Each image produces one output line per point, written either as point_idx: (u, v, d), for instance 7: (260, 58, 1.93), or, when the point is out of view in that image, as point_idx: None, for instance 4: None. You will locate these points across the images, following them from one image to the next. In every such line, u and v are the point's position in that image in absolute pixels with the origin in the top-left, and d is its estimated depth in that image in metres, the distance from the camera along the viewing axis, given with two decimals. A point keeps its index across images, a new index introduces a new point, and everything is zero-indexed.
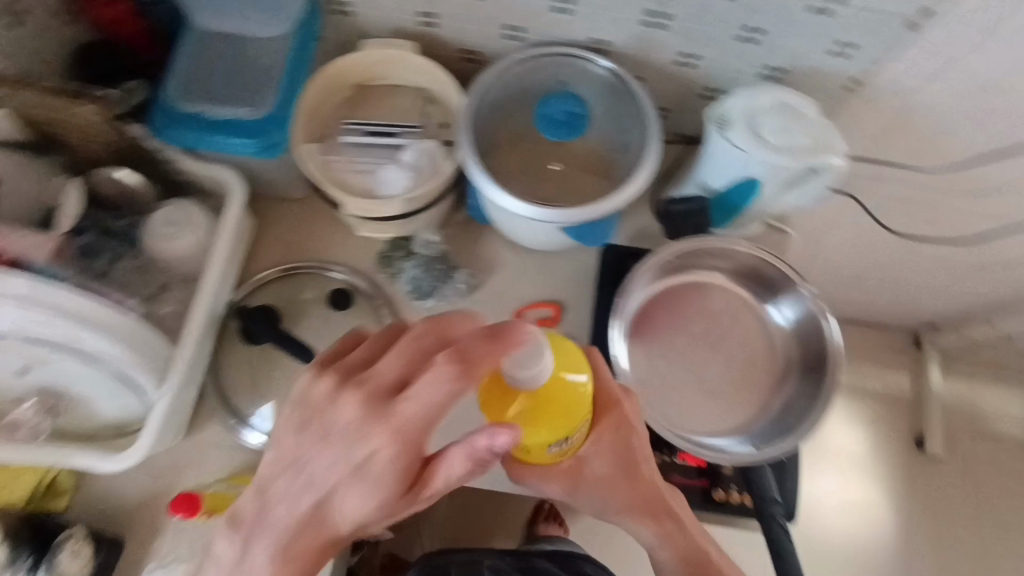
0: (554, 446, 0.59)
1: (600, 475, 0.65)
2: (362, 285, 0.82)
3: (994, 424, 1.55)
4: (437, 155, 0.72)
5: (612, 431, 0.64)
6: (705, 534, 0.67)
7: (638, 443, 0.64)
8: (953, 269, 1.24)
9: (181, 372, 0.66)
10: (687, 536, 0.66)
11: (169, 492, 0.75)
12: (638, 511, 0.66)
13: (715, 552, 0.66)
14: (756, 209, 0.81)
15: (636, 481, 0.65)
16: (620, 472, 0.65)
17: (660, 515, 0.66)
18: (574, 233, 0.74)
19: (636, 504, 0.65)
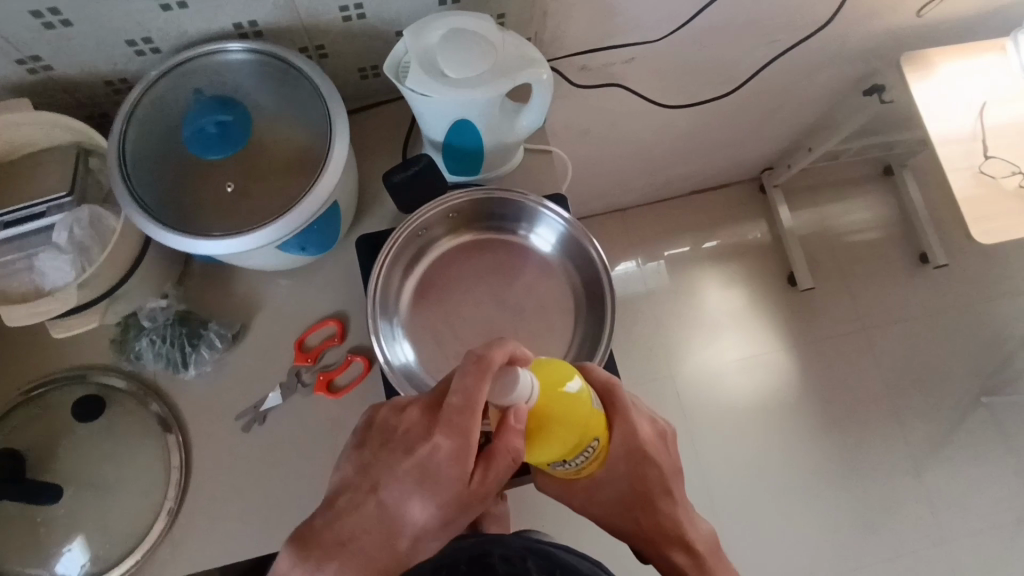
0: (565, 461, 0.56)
1: (611, 487, 0.64)
2: (109, 383, 0.73)
3: (849, 236, 1.67)
4: (102, 220, 0.62)
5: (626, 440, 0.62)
6: (679, 513, 0.66)
7: (641, 448, 0.63)
8: (753, 116, 1.26)
9: None
10: (666, 521, 0.65)
11: None
12: (631, 509, 0.64)
13: (686, 531, 0.65)
14: (500, 145, 0.74)
15: (640, 493, 0.64)
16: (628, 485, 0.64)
17: (644, 509, 0.64)
18: (294, 246, 0.66)
19: (637, 499, 0.64)
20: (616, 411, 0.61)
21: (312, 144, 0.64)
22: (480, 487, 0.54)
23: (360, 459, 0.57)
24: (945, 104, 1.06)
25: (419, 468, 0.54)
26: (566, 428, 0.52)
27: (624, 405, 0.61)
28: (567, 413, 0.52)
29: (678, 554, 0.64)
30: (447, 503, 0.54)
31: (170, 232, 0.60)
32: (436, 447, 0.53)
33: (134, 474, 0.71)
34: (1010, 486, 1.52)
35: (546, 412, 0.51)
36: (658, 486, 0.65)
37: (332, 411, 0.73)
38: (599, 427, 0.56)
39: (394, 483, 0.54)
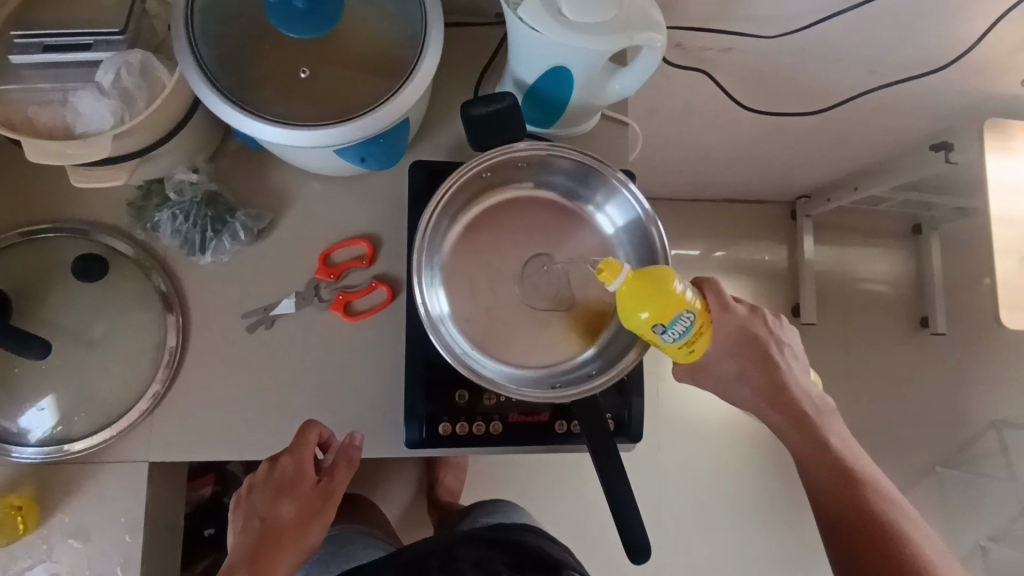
0: (678, 334, 0.57)
1: (720, 363, 0.67)
2: (116, 246, 0.68)
3: (862, 284, 1.67)
4: (152, 70, 0.56)
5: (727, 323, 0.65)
6: (786, 376, 0.68)
7: (737, 322, 0.66)
8: (816, 142, 1.22)
9: None
10: (773, 383, 0.68)
11: None
12: (742, 375, 0.68)
13: (792, 393, 0.68)
14: (585, 104, 0.69)
15: (749, 375, 0.67)
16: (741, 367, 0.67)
17: (754, 374, 0.68)
18: (352, 154, 0.61)
19: (744, 367, 0.68)
20: (710, 290, 0.64)
21: (398, 50, 0.59)
22: (322, 492, 0.66)
23: (234, 500, 0.67)
24: (1013, 184, 1.03)
25: (274, 487, 0.64)
26: (659, 294, 0.55)
27: (719, 289, 0.64)
28: (656, 282, 0.55)
29: (786, 418, 0.67)
30: (303, 508, 0.65)
31: (228, 103, 0.55)
32: (284, 471, 0.64)
33: (126, 346, 0.68)
34: None
35: (639, 283, 0.56)
36: (761, 352, 0.68)
37: (344, 333, 0.70)
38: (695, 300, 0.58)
39: (260, 507, 0.64)
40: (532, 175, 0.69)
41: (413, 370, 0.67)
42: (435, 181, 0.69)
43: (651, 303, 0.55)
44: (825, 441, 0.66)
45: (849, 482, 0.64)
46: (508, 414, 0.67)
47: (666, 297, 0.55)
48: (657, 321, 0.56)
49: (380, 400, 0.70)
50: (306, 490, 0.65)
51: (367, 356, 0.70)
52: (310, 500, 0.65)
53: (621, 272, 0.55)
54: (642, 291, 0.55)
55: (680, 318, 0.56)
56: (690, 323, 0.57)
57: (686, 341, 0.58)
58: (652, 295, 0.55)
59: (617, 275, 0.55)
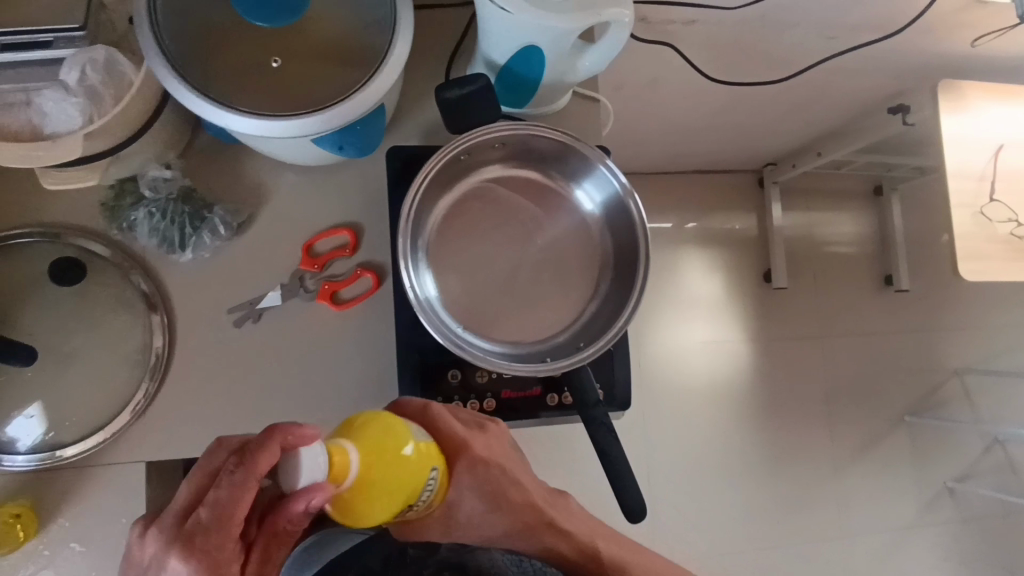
0: (417, 504, 0.53)
1: (468, 503, 0.60)
2: (91, 250, 0.67)
3: (830, 246, 1.73)
4: (118, 67, 0.55)
5: (469, 471, 0.60)
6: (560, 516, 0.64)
7: (498, 468, 0.61)
8: (782, 108, 1.26)
9: None
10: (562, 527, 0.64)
11: None
12: (512, 529, 0.62)
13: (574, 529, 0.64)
14: (556, 81, 0.70)
15: (510, 517, 0.62)
16: (495, 511, 0.61)
17: (536, 519, 0.63)
18: (329, 143, 0.60)
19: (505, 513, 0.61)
20: (459, 455, 0.59)
21: (369, 38, 0.59)
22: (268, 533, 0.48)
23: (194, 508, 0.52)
24: (966, 140, 1.08)
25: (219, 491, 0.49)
26: (402, 491, 0.49)
27: (449, 432, 0.59)
28: (400, 477, 0.49)
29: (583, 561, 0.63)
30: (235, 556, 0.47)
31: (200, 98, 0.54)
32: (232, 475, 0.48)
33: (109, 351, 0.67)
34: (910, 499, 1.68)
35: (378, 482, 0.47)
36: (538, 490, 0.65)
37: (331, 322, 0.70)
38: (436, 455, 0.56)
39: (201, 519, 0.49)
40: (507, 154, 0.69)
41: (405, 356, 0.68)
42: (412, 165, 0.70)
43: (393, 500, 0.49)
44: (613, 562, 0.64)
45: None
46: (501, 390, 0.69)
47: (411, 484, 0.50)
48: (405, 504, 0.51)
49: (376, 385, 0.70)
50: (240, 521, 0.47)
51: (357, 342, 0.71)
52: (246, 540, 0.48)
53: (350, 480, 0.46)
54: (394, 470, 0.48)
55: (426, 483, 0.53)
56: (434, 483, 0.54)
57: (422, 504, 0.54)
58: (397, 493, 0.49)
59: (348, 482, 0.46)
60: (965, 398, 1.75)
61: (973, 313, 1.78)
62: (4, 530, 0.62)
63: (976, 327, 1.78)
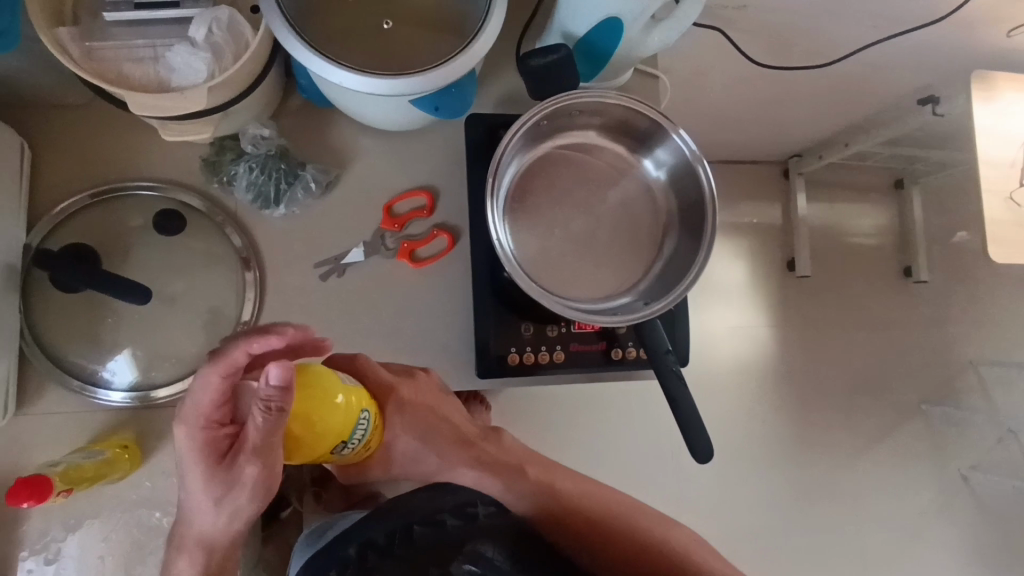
0: (347, 442, 0.60)
1: (400, 438, 0.75)
2: (191, 204, 0.71)
3: (851, 238, 1.77)
4: (238, 27, 0.59)
5: (399, 411, 0.73)
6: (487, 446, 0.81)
7: (426, 407, 0.74)
8: (815, 99, 1.30)
9: None
10: (489, 454, 0.80)
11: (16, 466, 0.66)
12: (450, 460, 0.78)
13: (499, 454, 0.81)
14: (626, 54, 0.75)
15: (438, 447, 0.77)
16: (426, 442, 0.77)
17: (467, 451, 0.80)
18: (426, 104, 0.64)
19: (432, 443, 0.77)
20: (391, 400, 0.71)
21: (467, 5, 0.63)
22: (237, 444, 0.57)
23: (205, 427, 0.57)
24: (998, 130, 1.12)
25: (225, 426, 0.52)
26: (332, 434, 0.56)
27: (375, 374, 0.70)
28: (328, 423, 0.55)
29: (512, 480, 0.79)
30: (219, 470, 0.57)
31: (315, 55, 0.58)
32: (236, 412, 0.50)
33: (206, 299, 0.71)
34: (926, 486, 1.72)
35: (310, 427, 0.54)
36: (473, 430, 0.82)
37: (411, 278, 0.74)
38: (366, 398, 0.63)
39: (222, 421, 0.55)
40: (581, 122, 0.73)
41: (483, 309, 0.72)
42: (491, 132, 0.74)
43: (324, 442, 0.56)
44: (546, 481, 0.80)
45: (597, 523, 0.79)
46: (570, 343, 0.73)
47: (340, 427, 0.56)
48: (338, 441, 0.58)
49: (452, 338, 0.75)
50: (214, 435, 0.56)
51: (435, 298, 0.75)
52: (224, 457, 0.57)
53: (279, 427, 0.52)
54: (326, 413, 0.54)
55: (357, 425, 0.60)
56: (365, 425, 0.61)
57: (354, 442, 0.62)
58: (326, 438, 0.55)
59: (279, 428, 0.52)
60: (980, 389, 1.79)
61: (989, 307, 1.82)
62: (113, 461, 0.65)
63: (992, 320, 1.82)
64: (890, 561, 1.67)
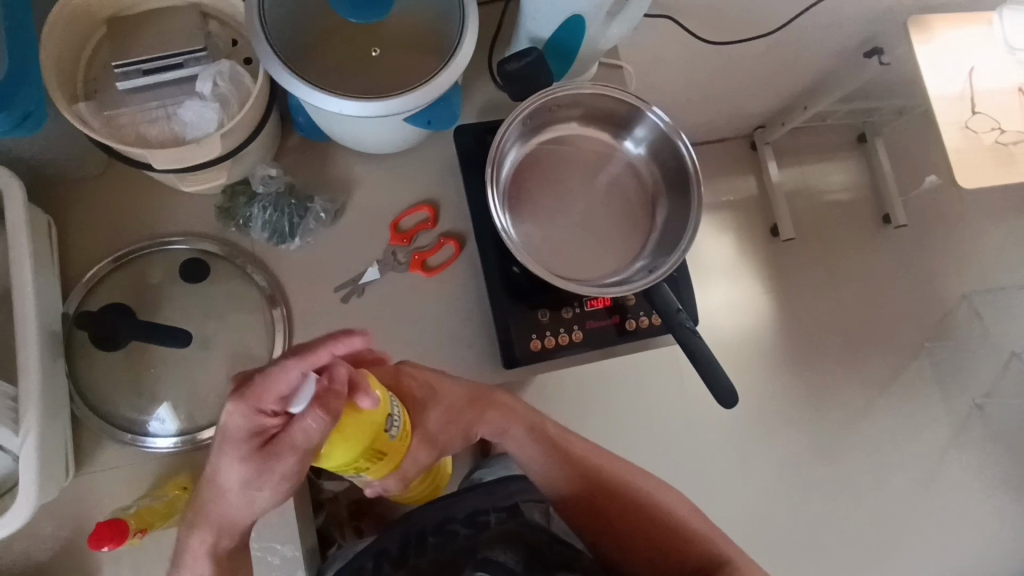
0: (391, 433, 0.59)
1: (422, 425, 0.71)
2: (210, 250, 0.75)
3: (826, 195, 1.85)
4: (240, 77, 0.64)
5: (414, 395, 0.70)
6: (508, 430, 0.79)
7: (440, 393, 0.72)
8: (766, 69, 1.38)
9: (38, 404, 0.61)
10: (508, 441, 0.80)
11: (84, 521, 0.69)
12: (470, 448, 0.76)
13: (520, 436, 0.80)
14: (591, 49, 0.80)
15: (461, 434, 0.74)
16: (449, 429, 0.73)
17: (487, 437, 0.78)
18: (420, 119, 0.69)
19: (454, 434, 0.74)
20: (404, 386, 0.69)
21: (444, 22, 0.68)
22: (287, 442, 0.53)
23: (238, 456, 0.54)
24: (942, 66, 1.19)
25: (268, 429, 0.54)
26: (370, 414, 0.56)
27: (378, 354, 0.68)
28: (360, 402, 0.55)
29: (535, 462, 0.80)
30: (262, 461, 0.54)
31: (314, 89, 0.63)
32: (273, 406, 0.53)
33: (237, 339, 0.74)
34: (943, 419, 1.76)
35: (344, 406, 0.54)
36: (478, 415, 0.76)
37: (427, 287, 0.78)
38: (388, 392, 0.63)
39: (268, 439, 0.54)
40: (561, 116, 0.79)
41: (500, 304, 0.76)
42: (479, 139, 0.79)
43: (368, 426, 0.55)
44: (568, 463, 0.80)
45: (615, 500, 0.80)
46: (586, 321, 0.77)
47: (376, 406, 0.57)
48: (381, 424, 0.57)
49: (475, 337, 0.78)
50: (264, 428, 0.54)
51: (453, 301, 0.79)
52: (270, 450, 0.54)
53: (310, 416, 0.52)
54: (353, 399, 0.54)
55: (393, 410, 0.60)
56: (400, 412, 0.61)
57: (398, 436, 0.61)
58: (365, 420, 0.55)
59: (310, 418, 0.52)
60: (976, 320, 1.84)
61: (969, 240, 1.88)
62: (176, 500, 0.68)
63: (975, 251, 1.88)
64: (922, 501, 1.70)
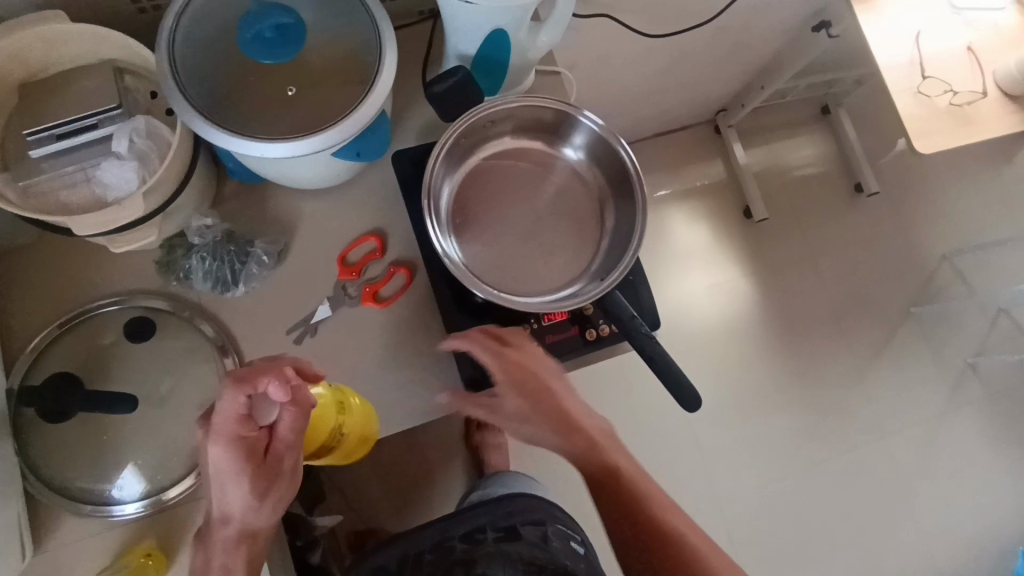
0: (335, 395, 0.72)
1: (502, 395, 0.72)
2: (155, 307, 0.73)
3: (796, 171, 1.83)
4: (157, 131, 0.63)
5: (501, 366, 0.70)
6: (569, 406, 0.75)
7: (531, 363, 0.72)
8: (716, 54, 1.37)
9: None
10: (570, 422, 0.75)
11: None
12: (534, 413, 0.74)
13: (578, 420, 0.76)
14: (522, 60, 0.79)
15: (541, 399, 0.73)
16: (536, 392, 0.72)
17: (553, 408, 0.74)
18: (348, 152, 0.68)
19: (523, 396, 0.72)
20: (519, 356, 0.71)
21: (362, 52, 0.67)
22: (279, 447, 0.62)
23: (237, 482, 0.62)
24: (889, 35, 1.18)
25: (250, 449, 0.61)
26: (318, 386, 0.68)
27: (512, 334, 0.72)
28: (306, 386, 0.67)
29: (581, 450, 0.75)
30: (257, 474, 0.62)
31: (235, 136, 0.62)
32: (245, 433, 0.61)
33: (191, 393, 0.72)
34: (936, 383, 1.75)
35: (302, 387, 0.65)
36: (532, 393, 0.72)
37: (381, 319, 0.77)
38: None
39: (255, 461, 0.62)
40: (498, 132, 0.78)
41: (455, 329, 0.75)
42: (418, 163, 0.78)
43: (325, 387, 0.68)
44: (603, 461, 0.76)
45: (644, 512, 0.74)
46: (544, 336, 0.76)
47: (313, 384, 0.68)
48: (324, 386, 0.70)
49: (435, 363, 0.77)
50: (246, 448, 0.61)
51: (408, 330, 0.77)
52: (264, 463, 0.62)
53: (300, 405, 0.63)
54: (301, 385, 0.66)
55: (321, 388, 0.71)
56: None
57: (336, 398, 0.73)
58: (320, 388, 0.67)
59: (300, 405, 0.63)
60: (960, 280, 1.82)
61: (944, 201, 1.86)
62: (140, 569, 0.67)
63: (953, 211, 1.86)
64: (923, 469, 1.68)
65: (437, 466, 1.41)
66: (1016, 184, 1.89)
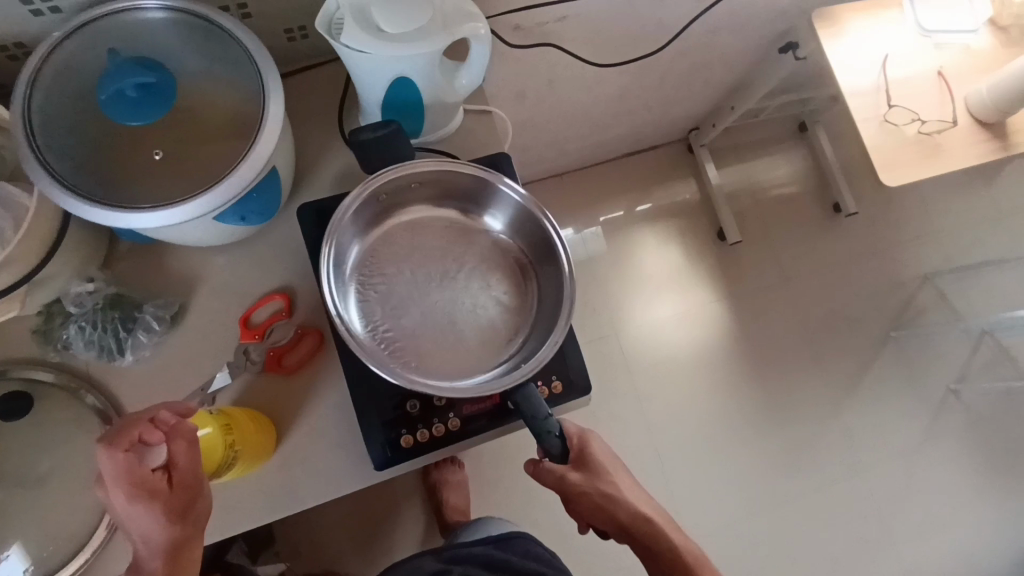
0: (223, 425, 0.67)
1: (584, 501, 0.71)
2: (35, 379, 0.68)
3: (771, 191, 1.77)
4: (14, 198, 0.58)
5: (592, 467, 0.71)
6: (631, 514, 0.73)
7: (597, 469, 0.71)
8: (678, 76, 1.30)
9: None
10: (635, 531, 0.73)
11: None
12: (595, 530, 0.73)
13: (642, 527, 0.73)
14: (440, 106, 0.73)
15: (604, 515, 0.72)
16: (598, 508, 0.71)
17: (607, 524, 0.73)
18: (232, 217, 0.64)
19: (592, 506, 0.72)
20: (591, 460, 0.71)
21: (246, 106, 0.61)
22: (184, 479, 0.56)
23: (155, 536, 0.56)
24: (854, 60, 1.12)
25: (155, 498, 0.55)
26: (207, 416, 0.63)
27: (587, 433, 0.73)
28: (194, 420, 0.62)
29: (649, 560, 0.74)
30: (171, 509, 0.56)
31: (97, 207, 0.56)
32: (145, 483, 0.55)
33: (71, 473, 0.67)
34: (917, 411, 1.69)
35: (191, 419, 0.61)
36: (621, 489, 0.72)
37: (283, 386, 0.71)
38: None
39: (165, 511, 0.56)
40: (411, 193, 0.71)
41: (360, 400, 0.69)
42: (323, 218, 0.72)
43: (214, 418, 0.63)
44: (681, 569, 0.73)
45: None
46: (462, 407, 0.70)
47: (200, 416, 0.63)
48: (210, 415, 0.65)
49: (341, 435, 0.71)
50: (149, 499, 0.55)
51: (313, 398, 0.71)
52: (173, 498, 0.56)
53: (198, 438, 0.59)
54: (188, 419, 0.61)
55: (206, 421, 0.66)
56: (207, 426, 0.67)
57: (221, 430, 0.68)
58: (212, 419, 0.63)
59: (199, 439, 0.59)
60: (942, 302, 1.75)
61: (926, 220, 1.80)
62: None
63: (935, 232, 1.80)
64: (903, 501, 1.62)
65: (391, 508, 1.34)
66: (1000, 203, 1.83)
